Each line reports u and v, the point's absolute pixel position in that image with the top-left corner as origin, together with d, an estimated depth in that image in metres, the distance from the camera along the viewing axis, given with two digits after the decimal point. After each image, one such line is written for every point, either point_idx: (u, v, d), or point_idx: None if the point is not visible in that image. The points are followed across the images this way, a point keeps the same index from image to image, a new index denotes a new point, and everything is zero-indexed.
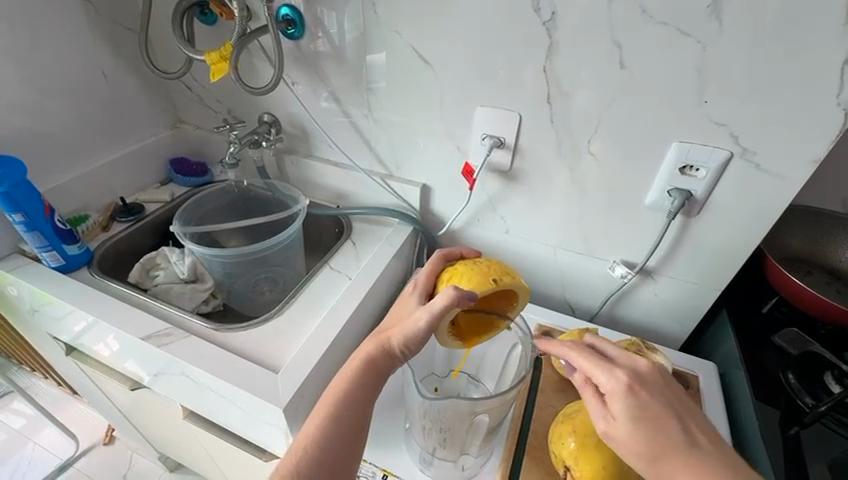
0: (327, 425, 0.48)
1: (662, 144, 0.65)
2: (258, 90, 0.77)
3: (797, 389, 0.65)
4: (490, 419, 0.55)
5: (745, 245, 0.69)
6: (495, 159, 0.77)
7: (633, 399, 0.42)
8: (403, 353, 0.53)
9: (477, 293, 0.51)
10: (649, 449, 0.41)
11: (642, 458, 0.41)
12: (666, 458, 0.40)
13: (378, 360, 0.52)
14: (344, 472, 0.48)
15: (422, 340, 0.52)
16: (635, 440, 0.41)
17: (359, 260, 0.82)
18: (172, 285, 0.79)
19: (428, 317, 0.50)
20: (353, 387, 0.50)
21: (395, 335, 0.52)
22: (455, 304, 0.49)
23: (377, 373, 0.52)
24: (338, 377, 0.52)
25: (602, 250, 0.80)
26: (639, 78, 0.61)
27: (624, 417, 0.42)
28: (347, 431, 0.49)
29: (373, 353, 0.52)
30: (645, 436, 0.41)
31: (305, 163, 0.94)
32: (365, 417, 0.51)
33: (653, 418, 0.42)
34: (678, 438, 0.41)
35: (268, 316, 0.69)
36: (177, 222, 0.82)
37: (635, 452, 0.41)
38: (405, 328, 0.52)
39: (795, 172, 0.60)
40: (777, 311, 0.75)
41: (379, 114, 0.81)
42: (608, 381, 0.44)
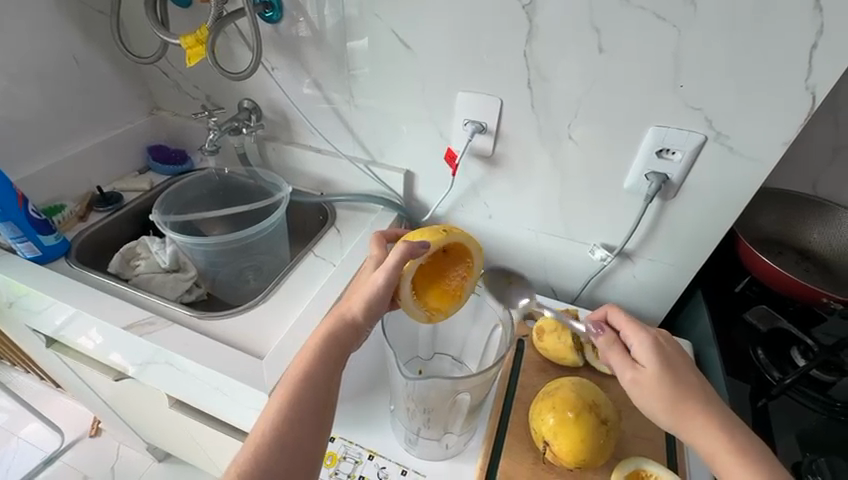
0: (289, 402, 0.48)
1: (640, 128, 0.66)
2: (238, 75, 0.75)
3: (765, 364, 0.69)
4: (472, 398, 0.57)
5: (720, 226, 0.71)
6: (477, 144, 0.77)
7: (662, 359, 0.50)
8: (364, 322, 0.53)
9: (431, 245, 0.53)
10: (673, 399, 0.48)
11: (667, 400, 0.48)
12: (685, 404, 0.47)
13: (341, 330, 0.53)
14: (308, 450, 0.47)
15: (382, 301, 0.53)
16: (661, 392, 0.48)
17: (344, 247, 0.82)
18: (153, 274, 0.79)
19: (385, 275, 0.51)
20: (314, 364, 0.50)
21: (356, 306, 0.53)
22: (408, 257, 0.51)
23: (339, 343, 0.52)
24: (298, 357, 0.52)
25: (583, 234, 0.81)
26: (618, 63, 0.62)
27: (652, 369, 0.49)
28: (312, 409, 0.48)
29: (337, 328, 0.53)
30: (670, 388, 0.48)
31: (287, 150, 0.93)
32: (330, 395, 0.50)
33: (677, 369, 0.49)
34: (699, 397, 0.48)
35: (255, 303, 0.69)
36: (157, 211, 0.81)
37: (661, 394, 0.48)
38: (364, 294, 0.53)
39: (767, 154, 0.62)
40: (749, 289, 0.78)
41: (361, 100, 0.80)
42: (640, 343, 0.52)
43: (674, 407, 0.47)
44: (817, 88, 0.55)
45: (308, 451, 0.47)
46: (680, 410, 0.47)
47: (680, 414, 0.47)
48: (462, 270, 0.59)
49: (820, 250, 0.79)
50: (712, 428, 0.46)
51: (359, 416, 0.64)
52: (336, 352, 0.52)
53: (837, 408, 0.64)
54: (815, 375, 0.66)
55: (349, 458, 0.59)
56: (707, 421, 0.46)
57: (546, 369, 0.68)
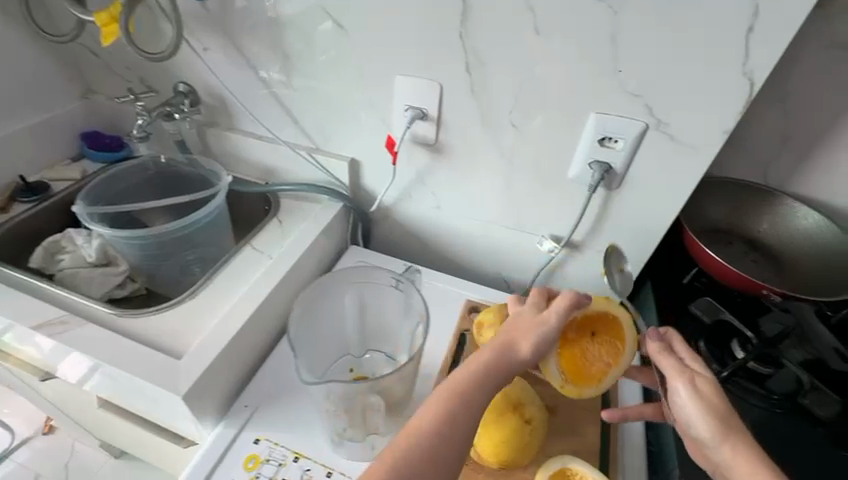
0: (434, 439, 0.42)
1: (581, 115, 0.63)
2: (157, 55, 0.71)
3: (706, 357, 0.69)
4: (391, 397, 0.56)
5: (664, 217, 0.69)
6: (419, 132, 0.73)
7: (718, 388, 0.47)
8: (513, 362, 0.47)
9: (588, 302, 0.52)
10: (721, 416, 0.44)
11: (720, 413, 0.44)
12: (730, 422, 0.44)
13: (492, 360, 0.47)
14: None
15: (551, 341, 0.49)
16: (713, 414, 0.45)
17: (284, 239, 0.79)
18: (79, 269, 0.74)
19: (563, 309, 0.49)
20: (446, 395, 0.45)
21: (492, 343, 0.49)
22: (575, 306, 0.50)
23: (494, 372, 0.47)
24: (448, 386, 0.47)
25: (531, 225, 0.79)
26: (555, 46, 0.59)
27: (699, 389, 0.46)
28: (455, 453, 0.43)
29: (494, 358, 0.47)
30: (719, 413, 0.45)
31: (227, 137, 0.88)
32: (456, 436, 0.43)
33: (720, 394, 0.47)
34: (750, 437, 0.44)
35: (180, 299, 0.66)
36: (80, 202, 0.76)
37: (716, 408, 0.45)
38: (524, 332, 0.49)
39: (708, 142, 0.60)
40: (697, 281, 0.77)
41: (299, 84, 0.76)
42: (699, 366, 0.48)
43: (723, 424, 0.44)
44: (754, 74, 0.53)
45: None
46: (726, 426, 0.44)
47: (724, 429, 0.44)
48: (608, 360, 0.55)
49: (770, 241, 0.79)
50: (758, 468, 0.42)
51: (287, 416, 0.61)
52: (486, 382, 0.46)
53: (774, 400, 0.64)
54: (753, 368, 0.66)
55: (272, 461, 0.57)
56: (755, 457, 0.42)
57: None
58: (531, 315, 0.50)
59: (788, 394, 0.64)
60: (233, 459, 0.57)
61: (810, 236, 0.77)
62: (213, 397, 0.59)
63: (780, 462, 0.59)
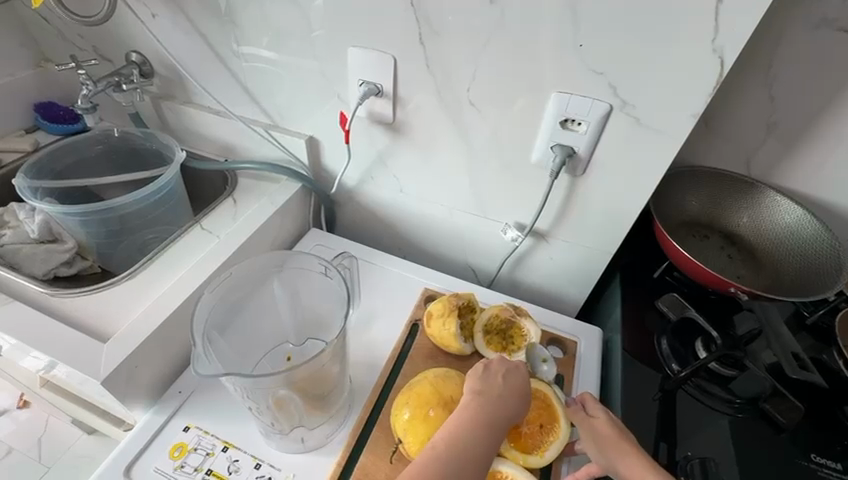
0: None
1: (541, 94, 0.59)
2: (90, 19, 0.71)
3: (666, 355, 0.65)
4: (321, 387, 0.54)
5: (631, 207, 0.65)
6: (376, 109, 0.69)
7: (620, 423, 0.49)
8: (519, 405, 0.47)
9: None
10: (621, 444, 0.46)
11: (615, 441, 0.47)
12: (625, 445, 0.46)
13: (497, 408, 0.46)
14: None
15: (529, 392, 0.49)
16: (616, 450, 0.46)
17: (235, 219, 0.75)
18: (21, 245, 0.71)
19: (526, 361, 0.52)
20: (461, 440, 0.42)
21: (495, 385, 0.48)
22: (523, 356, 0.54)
23: (505, 414, 0.46)
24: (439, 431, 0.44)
25: (495, 211, 0.75)
26: (510, 16, 0.54)
27: (598, 429, 0.48)
28: None
29: (498, 413, 0.45)
30: (619, 446, 0.46)
31: (183, 111, 0.84)
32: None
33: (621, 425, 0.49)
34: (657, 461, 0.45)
35: (117, 280, 0.63)
36: (21, 175, 0.73)
37: (611, 437, 0.47)
38: (517, 378, 0.49)
39: (676, 127, 0.55)
40: (669, 275, 0.74)
41: (251, 54, 0.71)
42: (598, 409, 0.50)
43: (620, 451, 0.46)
44: (725, 51, 0.48)
45: None
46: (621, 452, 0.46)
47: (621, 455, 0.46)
48: (545, 434, 0.53)
49: (747, 236, 0.74)
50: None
51: (221, 404, 0.59)
52: (500, 422, 0.45)
53: (736, 404, 0.60)
54: (714, 369, 0.63)
55: (200, 450, 0.54)
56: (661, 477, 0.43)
57: (434, 357, 0.63)
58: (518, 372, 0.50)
59: (751, 398, 0.61)
60: (158, 448, 0.54)
61: (790, 233, 0.72)
62: (142, 384, 0.57)
63: (737, 465, 0.55)
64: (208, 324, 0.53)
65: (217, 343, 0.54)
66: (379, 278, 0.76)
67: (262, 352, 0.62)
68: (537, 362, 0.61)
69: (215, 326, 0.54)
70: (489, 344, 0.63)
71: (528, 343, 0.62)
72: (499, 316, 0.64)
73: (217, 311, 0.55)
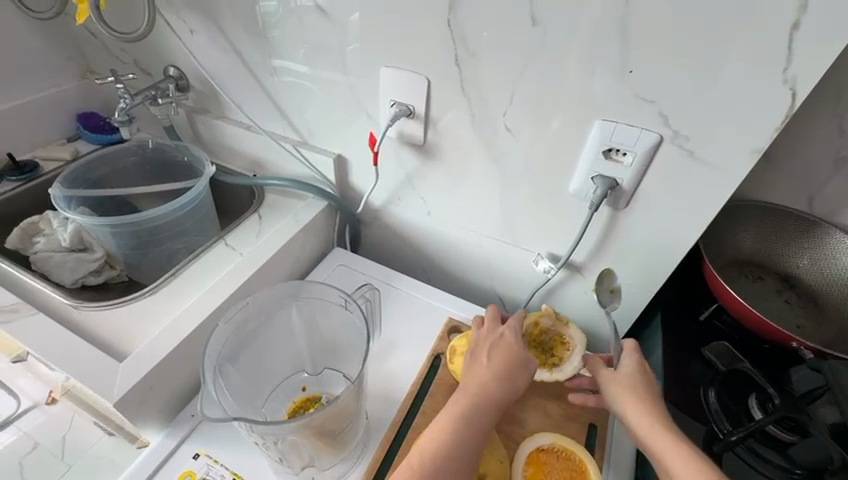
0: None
1: (583, 121, 0.55)
2: (129, 35, 0.72)
3: (714, 411, 0.59)
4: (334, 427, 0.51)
5: (678, 244, 0.60)
6: (406, 130, 0.67)
7: (648, 377, 0.52)
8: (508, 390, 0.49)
9: (547, 441, 0.52)
10: (639, 393, 0.50)
11: (628, 388, 0.51)
12: (642, 395, 0.50)
13: (479, 399, 0.48)
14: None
15: (519, 367, 0.51)
16: (628, 397, 0.50)
17: (260, 236, 0.74)
18: (52, 254, 0.72)
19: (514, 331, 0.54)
20: (450, 441, 0.45)
21: (480, 373, 0.50)
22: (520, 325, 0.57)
23: (489, 402, 0.48)
24: (427, 433, 0.47)
25: (527, 240, 0.71)
26: (554, 39, 0.50)
27: (627, 385, 0.51)
28: None
29: (480, 406, 0.48)
30: (644, 403, 0.49)
31: (216, 125, 0.84)
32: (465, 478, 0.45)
33: (647, 379, 0.52)
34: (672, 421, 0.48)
35: (140, 294, 0.63)
36: (57, 185, 0.74)
37: (627, 385, 0.51)
38: (508, 363, 0.51)
39: (734, 162, 0.50)
40: (717, 319, 0.64)
41: (283, 71, 0.71)
42: (632, 361, 0.53)
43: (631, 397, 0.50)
44: (797, 82, 0.43)
45: None
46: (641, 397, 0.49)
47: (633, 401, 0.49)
48: None
49: (807, 279, 0.67)
50: (679, 451, 0.44)
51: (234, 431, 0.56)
52: (484, 412, 0.47)
53: (795, 476, 0.53)
54: (771, 432, 0.56)
55: None
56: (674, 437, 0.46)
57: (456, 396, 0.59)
58: (505, 347, 0.52)
59: (816, 470, 0.53)
60: (167, 474, 0.53)
61: None
62: (158, 405, 0.56)
63: None
64: (221, 354, 0.51)
65: (230, 375, 0.53)
66: (401, 303, 0.73)
67: (277, 382, 0.60)
68: (604, 291, 0.65)
69: (228, 358, 0.53)
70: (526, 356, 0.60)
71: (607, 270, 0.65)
72: (540, 326, 0.63)
73: (231, 342, 0.53)
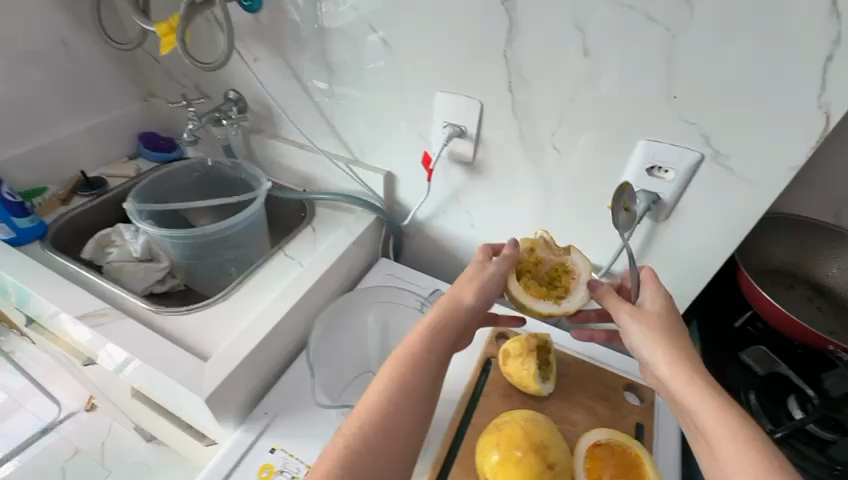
0: (388, 401, 0.45)
1: (628, 141, 0.60)
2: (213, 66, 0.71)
3: (756, 412, 0.63)
4: None
5: (717, 254, 0.64)
6: (457, 149, 0.72)
7: (672, 312, 0.53)
8: (479, 305, 0.52)
9: (605, 436, 0.55)
10: (668, 336, 0.50)
11: (659, 331, 0.50)
12: (674, 339, 0.49)
13: (440, 329, 0.50)
14: (411, 454, 0.44)
15: (481, 297, 0.52)
16: (658, 340, 0.49)
17: (316, 248, 0.79)
18: (125, 263, 0.78)
19: (496, 264, 0.55)
20: (424, 353, 0.48)
21: (447, 305, 0.51)
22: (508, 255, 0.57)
23: (446, 332, 0.50)
24: (400, 345, 0.49)
25: (569, 251, 0.75)
26: (604, 68, 0.55)
27: (654, 323, 0.51)
28: (404, 418, 0.45)
29: (441, 337, 0.49)
30: (671, 340, 0.49)
31: (271, 144, 0.91)
32: (437, 387, 0.48)
33: (674, 320, 0.52)
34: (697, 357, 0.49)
35: (213, 300, 0.68)
36: (131, 198, 0.79)
37: (659, 329, 0.50)
38: (479, 281, 0.53)
39: (771, 178, 0.54)
40: (750, 326, 0.67)
41: (341, 95, 0.77)
42: (654, 294, 0.54)
43: (663, 340, 0.49)
44: (831, 107, 0.48)
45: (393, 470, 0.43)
46: (674, 341, 0.49)
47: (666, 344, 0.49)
48: None
49: (838, 288, 0.70)
50: (704, 389, 0.45)
51: (305, 427, 0.61)
52: (439, 340, 0.49)
53: (836, 472, 0.57)
54: (812, 431, 0.59)
55: (286, 473, 0.56)
56: (700, 374, 0.46)
57: (510, 396, 0.63)
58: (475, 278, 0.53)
59: None
60: (247, 467, 0.57)
61: None
62: (236, 402, 0.60)
63: None
64: None
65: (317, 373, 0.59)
66: None
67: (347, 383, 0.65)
68: (620, 206, 0.61)
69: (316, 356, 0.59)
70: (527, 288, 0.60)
71: (625, 184, 0.61)
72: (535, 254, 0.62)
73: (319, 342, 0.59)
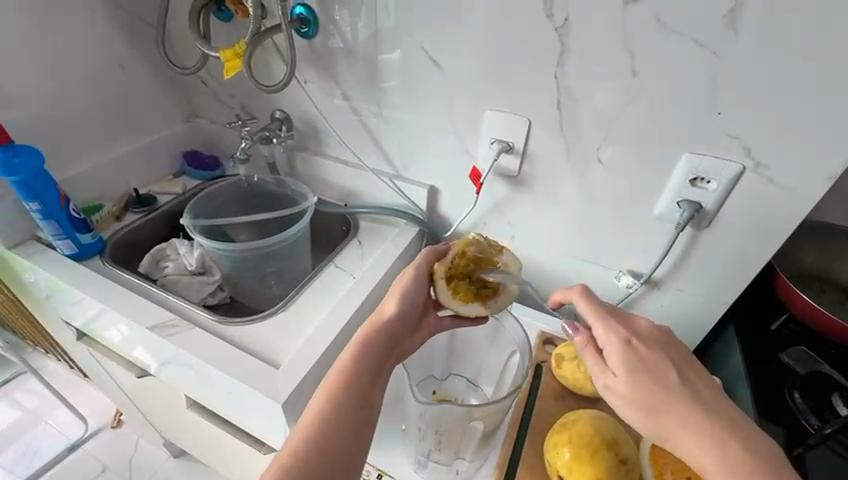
0: (330, 407, 0.48)
1: (672, 155, 0.64)
2: (271, 87, 0.80)
3: (802, 409, 0.66)
4: (484, 426, 0.57)
5: (755, 259, 0.67)
6: (503, 164, 0.76)
7: (638, 356, 0.48)
8: (404, 311, 0.57)
9: None
10: (645, 401, 0.46)
11: (638, 403, 0.46)
12: (658, 404, 0.45)
13: (375, 342, 0.53)
14: (354, 465, 0.47)
15: (407, 306, 0.57)
16: (644, 413, 0.46)
17: (364, 260, 0.83)
18: (181, 276, 0.80)
19: (414, 269, 0.59)
20: (352, 366, 0.51)
21: (381, 320, 0.55)
22: (433, 257, 0.60)
23: (370, 343, 0.53)
24: (338, 360, 0.52)
25: (608, 259, 0.79)
26: (651, 88, 0.60)
27: (627, 374, 0.47)
28: (350, 421, 0.48)
29: (377, 345, 0.53)
30: (648, 388, 0.46)
31: (315, 161, 0.95)
32: (374, 392, 0.51)
33: (647, 370, 0.47)
34: (695, 400, 0.45)
35: (273, 310, 0.71)
36: (187, 215, 0.83)
37: (634, 399, 0.46)
38: (401, 292, 0.57)
39: (810, 187, 0.58)
40: (786, 328, 0.71)
41: (389, 114, 0.81)
42: (611, 340, 0.49)
43: (648, 410, 0.45)
44: None
45: (344, 467, 0.46)
46: (654, 408, 0.45)
47: (654, 415, 0.45)
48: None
49: None
50: (693, 432, 0.43)
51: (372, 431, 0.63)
52: (372, 350, 0.53)
53: None
54: None
55: None
56: (683, 415, 0.44)
57: (563, 399, 0.66)
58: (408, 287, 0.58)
59: None
60: None
61: None
62: (304, 407, 0.63)
63: None
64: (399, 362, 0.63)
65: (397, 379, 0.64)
66: None
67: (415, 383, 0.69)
68: None
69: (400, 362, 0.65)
70: (458, 292, 0.59)
71: None
72: (468, 255, 0.60)
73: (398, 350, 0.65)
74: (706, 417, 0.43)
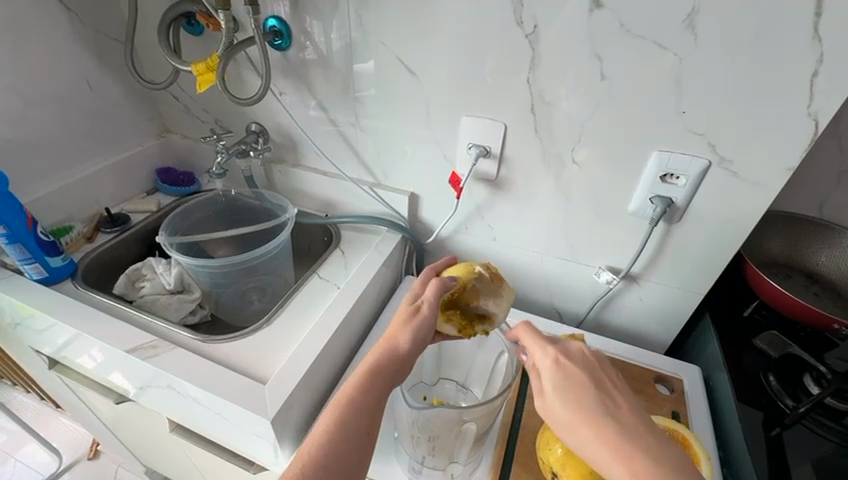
0: (334, 430, 0.47)
1: (642, 153, 0.66)
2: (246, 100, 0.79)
3: (777, 391, 0.68)
4: (479, 427, 0.57)
5: (725, 250, 0.70)
6: (481, 168, 0.78)
7: (566, 371, 0.47)
8: (415, 348, 0.54)
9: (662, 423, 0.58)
10: (570, 420, 0.44)
11: (565, 422, 0.44)
12: (578, 425, 0.43)
13: (386, 372, 0.52)
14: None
15: (425, 342, 0.55)
16: (574, 433, 0.43)
17: (348, 269, 0.82)
18: (158, 296, 0.76)
19: (429, 309, 0.56)
20: (359, 393, 0.50)
21: (394, 356, 0.53)
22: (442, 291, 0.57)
23: (379, 373, 0.51)
24: (344, 385, 0.51)
25: (587, 256, 0.81)
26: (619, 90, 0.62)
27: (551, 388, 0.46)
28: (353, 446, 0.47)
29: (388, 372, 0.52)
30: (572, 402, 0.44)
31: (294, 173, 0.95)
32: (377, 419, 0.50)
33: (574, 388, 0.45)
34: (609, 417, 0.43)
35: (258, 326, 0.70)
36: (163, 232, 0.81)
37: (564, 419, 0.44)
38: (414, 326, 0.55)
39: (772, 178, 0.61)
40: (758, 313, 0.78)
41: (366, 123, 0.82)
42: (544, 355, 0.50)
43: (572, 429, 0.44)
44: (819, 115, 0.55)
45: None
46: (579, 427, 0.43)
47: (578, 435, 0.43)
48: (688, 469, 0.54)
49: (829, 275, 0.77)
50: (605, 442, 0.41)
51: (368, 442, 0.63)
52: (379, 381, 0.51)
53: None
54: (830, 404, 0.66)
55: None
56: (603, 434, 0.42)
57: None
58: (423, 325, 0.55)
59: None
60: None
61: None
62: (294, 420, 0.62)
63: None
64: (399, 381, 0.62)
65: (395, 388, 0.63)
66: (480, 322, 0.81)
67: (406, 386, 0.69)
68: None
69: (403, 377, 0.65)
70: (447, 317, 0.59)
71: None
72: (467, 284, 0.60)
73: None
74: (627, 433, 0.41)
